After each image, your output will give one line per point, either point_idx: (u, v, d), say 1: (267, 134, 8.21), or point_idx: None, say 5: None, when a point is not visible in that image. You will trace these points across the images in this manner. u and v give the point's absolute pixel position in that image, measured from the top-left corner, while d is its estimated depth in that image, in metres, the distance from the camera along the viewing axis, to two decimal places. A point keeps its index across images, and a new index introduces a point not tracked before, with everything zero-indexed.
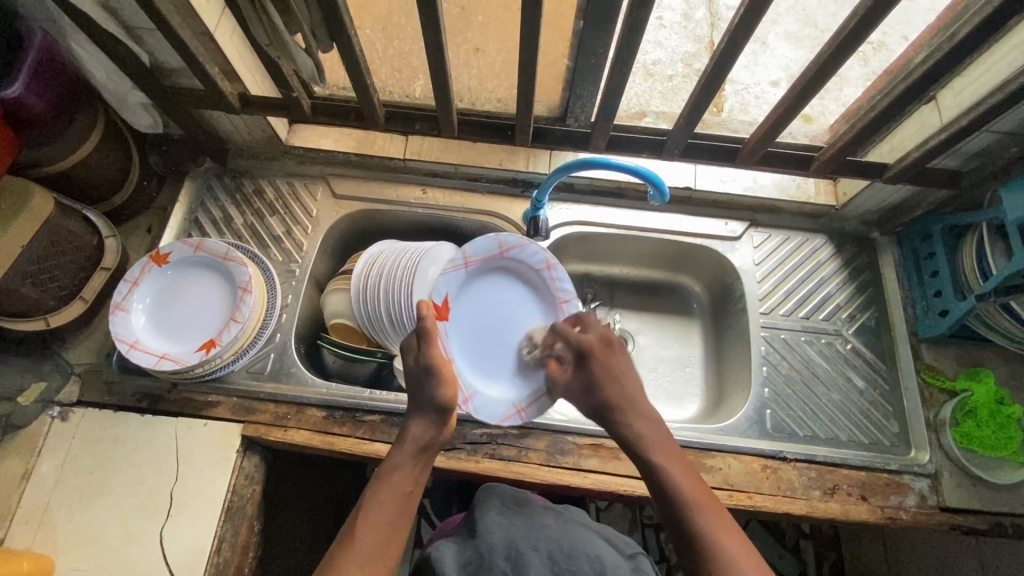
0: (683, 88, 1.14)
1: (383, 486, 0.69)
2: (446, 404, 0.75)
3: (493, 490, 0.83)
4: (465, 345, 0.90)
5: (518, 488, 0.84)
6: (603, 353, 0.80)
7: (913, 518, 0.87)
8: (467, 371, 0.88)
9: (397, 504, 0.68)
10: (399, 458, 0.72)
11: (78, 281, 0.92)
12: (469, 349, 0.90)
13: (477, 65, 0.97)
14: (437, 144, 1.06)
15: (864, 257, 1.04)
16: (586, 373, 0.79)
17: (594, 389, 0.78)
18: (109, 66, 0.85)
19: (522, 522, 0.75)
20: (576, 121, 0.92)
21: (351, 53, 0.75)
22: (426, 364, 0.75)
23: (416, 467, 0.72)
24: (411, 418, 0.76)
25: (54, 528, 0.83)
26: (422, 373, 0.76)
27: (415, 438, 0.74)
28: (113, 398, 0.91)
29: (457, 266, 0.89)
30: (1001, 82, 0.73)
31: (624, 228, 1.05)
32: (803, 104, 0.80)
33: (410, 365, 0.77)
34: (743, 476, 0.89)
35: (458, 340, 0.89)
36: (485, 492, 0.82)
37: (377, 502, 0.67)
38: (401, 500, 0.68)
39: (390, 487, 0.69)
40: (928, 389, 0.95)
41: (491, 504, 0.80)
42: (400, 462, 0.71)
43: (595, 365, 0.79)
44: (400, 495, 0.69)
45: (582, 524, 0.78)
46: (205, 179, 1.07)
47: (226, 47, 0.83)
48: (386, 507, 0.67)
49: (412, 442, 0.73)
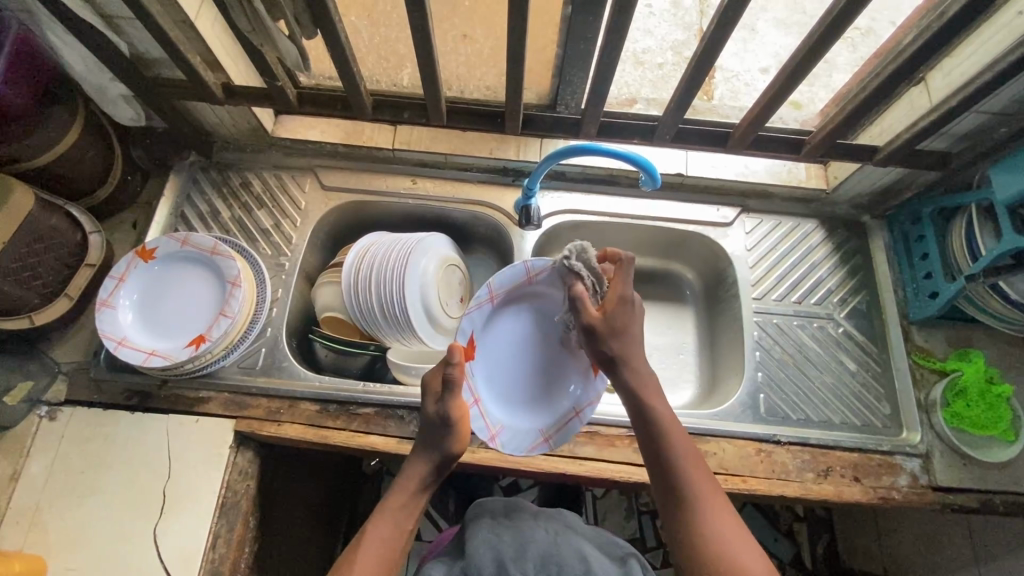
0: (673, 77, 1.14)
1: (383, 523, 0.70)
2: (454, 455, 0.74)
3: (482, 504, 0.85)
4: (489, 375, 0.86)
5: (507, 498, 0.87)
6: (638, 308, 0.75)
7: (906, 497, 0.88)
8: (492, 405, 0.85)
9: (394, 542, 0.69)
10: (400, 495, 0.72)
11: (62, 277, 0.90)
12: (491, 378, 0.86)
13: (466, 52, 0.96)
14: (425, 134, 1.04)
15: (855, 241, 1.05)
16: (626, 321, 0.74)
17: (622, 338, 0.73)
18: (88, 58, 0.83)
19: (510, 535, 0.79)
20: (567, 108, 0.91)
21: (336, 39, 0.74)
22: (444, 417, 0.72)
23: (416, 504, 0.72)
24: (416, 455, 0.75)
25: (44, 529, 0.82)
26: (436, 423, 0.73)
27: (416, 474, 0.73)
28: (102, 396, 0.90)
29: (483, 302, 0.84)
30: (990, 61, 0.73)
31: (614, 215, 1.04)
32: (793, 89, 0.80)
33: (429, 409, 0.73)
34: (738, 460, 0.89)
35: (482, 369, 0.85)
36: (475, 508, 0.85)
37: (375, 538, 0.69)
38: (398, 538, 0.70)
39: (388, 524, 0.70)
40: (919, 370, 0.96)
41: (483, 518, 0.83)
42: (400, 500, 0.71)
43: (625, 314, 0.74)
44: (397, 535, 0.70)
45: (571, 527, 0.81)
46: (191, 172, 1.05)
47: (208, 35, 0.81)
48: (382, 545, 0.68)
49: (412, 482, 0.73)
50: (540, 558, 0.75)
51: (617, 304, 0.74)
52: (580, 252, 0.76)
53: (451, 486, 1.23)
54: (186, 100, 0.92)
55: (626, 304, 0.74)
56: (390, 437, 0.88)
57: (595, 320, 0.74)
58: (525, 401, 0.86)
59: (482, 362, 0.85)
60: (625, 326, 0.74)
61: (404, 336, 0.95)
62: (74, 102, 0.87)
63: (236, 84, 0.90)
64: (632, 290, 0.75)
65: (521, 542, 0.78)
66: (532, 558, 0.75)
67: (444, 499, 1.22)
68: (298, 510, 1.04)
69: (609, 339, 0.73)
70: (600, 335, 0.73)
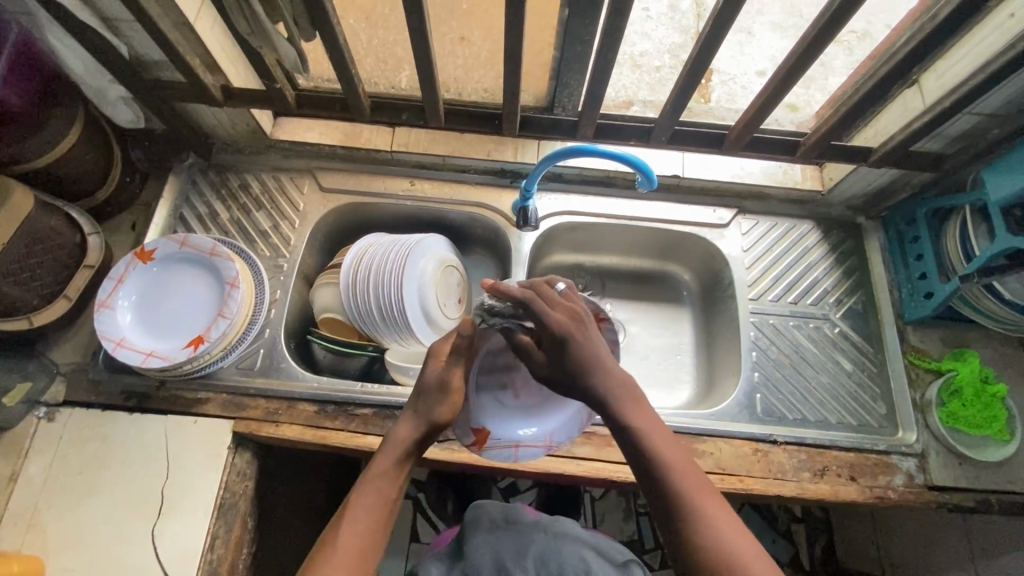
0: (670, 80, 1.14)
1: (364, 495, 0.63)
2: (443, 419, 0.68)
3: (481, 509, 0.85)
4: (499, 402, 0.75)
5: (505, 504, 0.86)
6: (578, 334, 0.63)
7: (902, 496, 0.88)
8: (532, 423, 0.76)
9: (378, 514, 0.62)
10: (383, 464, 0.65)
11: (61, 278, 0.90)
12: (504, 403, 0.75)
13: (464, 55, 0.97)
14: (424, 136, 1.05)
15: (851, 242, 1.05)
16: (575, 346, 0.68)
17: None
18: (88, 60, 0.85)
19: (509, 539, 0.79)
20: (564, 110, 0.93)
21: (335, 42, 0.74)
22: (444, 384, 0.68)
23: (402, 472, 0.65)
24: (400, 419, 0.69)
25: (43, 530, 0.82)
26: (434, 388, 0.68)
27: (399, 443, 0.66)
28: (100, 397, 0.90)
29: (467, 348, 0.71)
30: (982, 63, 0.73)
31: (611, 216, 1.05)
32: (788, 91, 0.81)
33: (427, 375, 0.69)
34: (735, 460, 0.89)
35: (488, 402, 0.74)
36: (474, 513, 0.85)
37: (358, 508, 0.62)
38: (381, 512, 0.62)
39: (372, 494, 0.63)
40: (914, 370, 0.96)
41: (481, 524, 0.82)
42: (382, 469, 0.65)
43: (567, 352, 0.62)
44: (380, 507, 0.62)
45: (570, 530, 0.81)
46: (190, 174, 1.05)
47: (207, 38, 0.81)
48: (366, 518, 0.61)
49: (395, 448, 0.66)
50: (539, 557, 0.76)
51: (551, 346, 0.63)
52: (489, 305, 0.68)
53: (449, 488, 1.23)
54: (185, 103, 0.93)
55: (563, 342, 0.62)
56: None
57: (542, 368, 0.65)
58: (551, 399, 0.77)
59: (483, 399, 0.74)
60: (579, 364, 0.62)
61: (402, 337, 0.95)
62: (74, 104, 0.88)
63: (234, 86, 0.90)
64: (554, 326, 0.63)
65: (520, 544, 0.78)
66: (532, 558, 0.76)
67: (442, 500, 1.22)
68: (296, 511, 1.04)
69: (567, 381, 0.63)
70: (555, 384, 0.65)
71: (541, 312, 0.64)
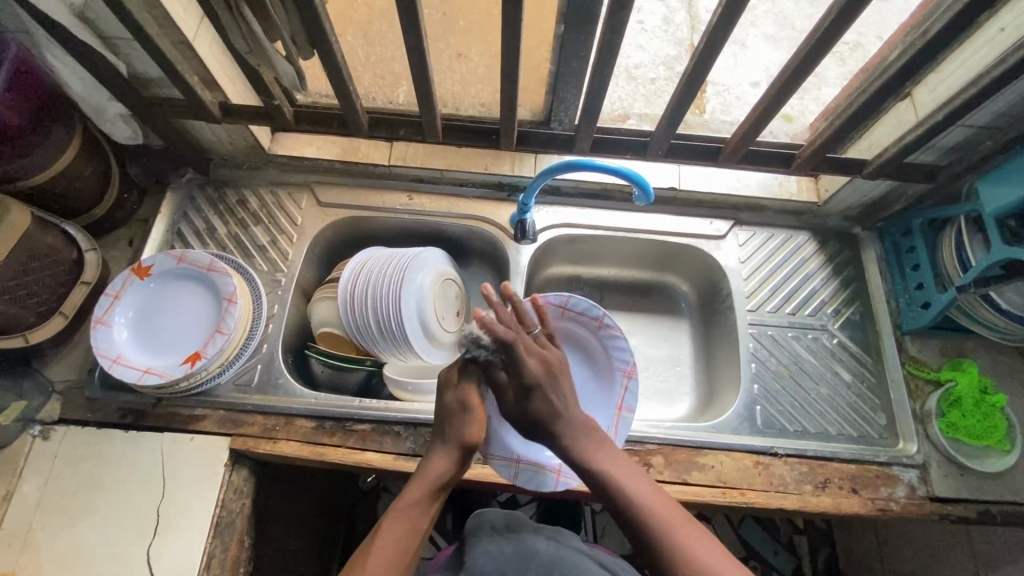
0: (665, 92, 1.15)
1: (398, 518, 0.67)
2: (472, 445, 0.72)
3: (483, 517, 0.85)
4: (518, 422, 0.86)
5: (507, 512, 0.86)
6: (548, 384, 0.70)
7: (904, 509, 0.88)
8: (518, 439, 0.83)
9: (408, 538, 0.66)
10: (415, 491, 0.69)
11: (57, 295, 0.90)
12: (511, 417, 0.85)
13: (460, 70, 0.98)
14: (421, 150, 1.06)
15: (847, 253, 1.06)
16: None
17: None
18: (86, 77, 0.84)
19: (511, 546, 0.79)
20: (561, 124, 0.93)
21: (332, 60, 0.75)
22: (465, 402, 0.73)
23: (432, 504, 0.69)
24: (433, 451, 0.73)
25: (36, 550, 0.81)
26: (458, 409, 0.73)
27: (433, 474, 0.70)
28: (97, 414, 0.89)
29: None
30: (973, 77, 0.74)
31: (610, 229, 1.05)
32: (783, 104, 0.81)
33: (446, 400, 0.74)
34: (735, 473, 0.89)
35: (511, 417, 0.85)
36: (475, 521, 0.84)
37: (390, 534, 0.66)
38: (414, 536, 0.67)
39: (404, 521, 0.67)
40: (913, 380, 0.96)
41: (482, 532, 0.82)
42: (416, 496, 0.69)
43: (532, 401, 0.69)
44: (412, 533, 0.67)
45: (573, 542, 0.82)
46: (187, 190, 1.05)
47: (206, 55, 0.82)
48: (397, 542, 0.65)
49: (430, 478, 0.70)
50: (542, 566, 0.75)
51: (520, 393, 0.70)
52: (525, 299, 0.82)
53: (449, 502, 1.22)
54: (183, 119, 0.93)
55: (532, 390, 0.69)
56: (386, 453, 0.88)
57: (513, 409, 0.71)
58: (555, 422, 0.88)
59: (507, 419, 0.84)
60: (541, 414, 0.69)
61: (400, 352, 0.95)
62: (72, 122, 0.88)
63: (233, 102, 0.91)
64: (529, 374, 0.69)
65: (523, 554, 0.77)
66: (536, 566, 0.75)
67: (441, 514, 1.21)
68: (294, 528, 1.03)
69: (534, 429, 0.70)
70: (528, 425, 0.70)
71: (515, 358, 0.69)
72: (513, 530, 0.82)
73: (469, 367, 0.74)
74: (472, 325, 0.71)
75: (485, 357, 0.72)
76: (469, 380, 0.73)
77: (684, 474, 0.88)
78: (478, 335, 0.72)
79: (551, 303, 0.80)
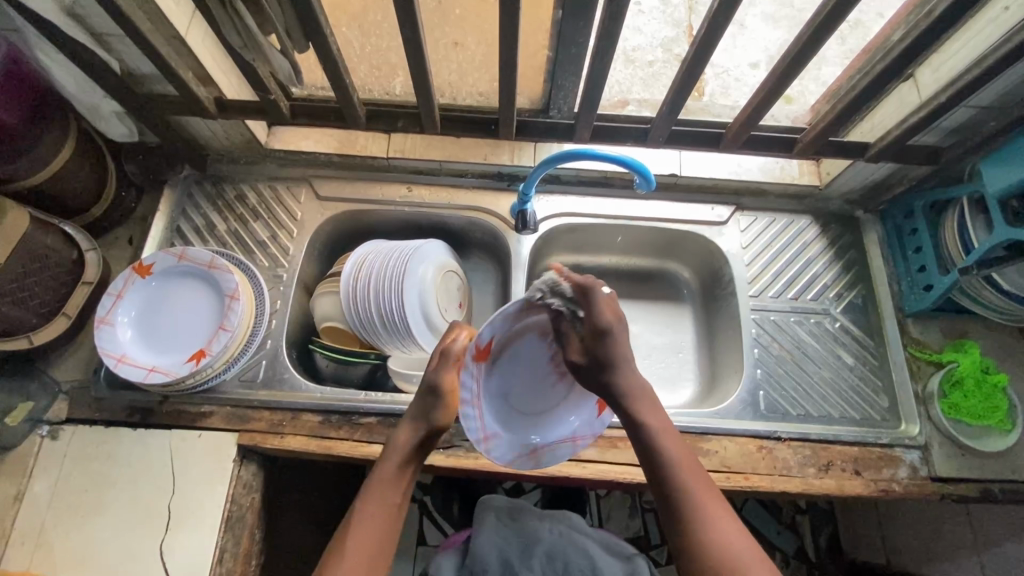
0: (664, 75, 1.14)
1: (373, 492, 0.68)
2: (439, 418, 0.74)
3: (487, 503, 0.85)
4: (521, 415, 0.81)
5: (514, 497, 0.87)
6: (618, 332, 0.70)
7: (906, 489, 0.89)
8: (525, 430, 0.81)
9: (384, 512, 0.67)
10: (389, 467, 0.71)
11: (60, 296, 0.90)
12: (515, 416, 0.81)
13: (458, 59, 0.96)
14: (420, 141, 1.05)
15: (849, 236, 1.06)
16: (605, 355, 0.70)
17: (604, 370, 0.70)
18: (79, 77, 0.83)
19: (517, 535, 0.81)
20: (559, 112, 0.92)
21: (327, 53, 0.74)
22: (436, 388, 0.75)
23: (404, 476, 0.71)
24: (400, 426, 0.75)
25: (50, 549, 0.82)
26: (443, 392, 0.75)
27: (401, 445, 0.73)
28: (104, 413, 0.90)
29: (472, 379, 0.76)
30: (977, 57, 0.73)
31: (612, 217, 1.05)
32: (785, 88, 0.80)
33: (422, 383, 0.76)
34: (740, 457, 0.90)
35: (516, 417, 0.81)
36: (481, 506, 0.85)
37: (365, 511, 0.67)
38: (391, 509, 0.68)
39: (378, 496, 0.68)
40: (915, 362, 0.97)
41: (489, 515, 0.83)
42: (387, 472, 0.70)
43: (605, 351, 0.70)
44: (386, 508, 0.67)
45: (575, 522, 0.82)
46: (185, 186, 1.05)
47: (199, 51, 0.81)
48: (375, 517, 0.66)
49: (398, 450, 0.72)
50: (546, 557, 0.79)
51: (591, 339, 0.70)
52: (552, 288, 0.72)
53: (455, 489, 1.24)
54: (179, 116, 0.92)
55: (604, 337, 0.69)
56: None
57: (578, 358, 0.72)
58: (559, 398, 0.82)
59: (508, 418, 0.80)
60: (608, 359, 0.70)
61: (404, 344, 0.95)
62: (65, 121, 0.87)
63: (228, 97, 0.90)
64: (603, 325, 0.69)
65: (528, 543, 0.80)
66: (539, 556, 0.79)
67: (448, 503, 1.23)
68: (304, 518, 1.04)
69: (594, 369, 0.71)
70: (588, 372, 0.72)
71: (595, 310, 0.70)
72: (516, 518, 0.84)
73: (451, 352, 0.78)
74: (548, 280, 0.73)
75: (565, 309, 0.73)
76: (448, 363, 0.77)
77: None
78: (564, 292, 0.72)
79: (584, 290, 0.71)
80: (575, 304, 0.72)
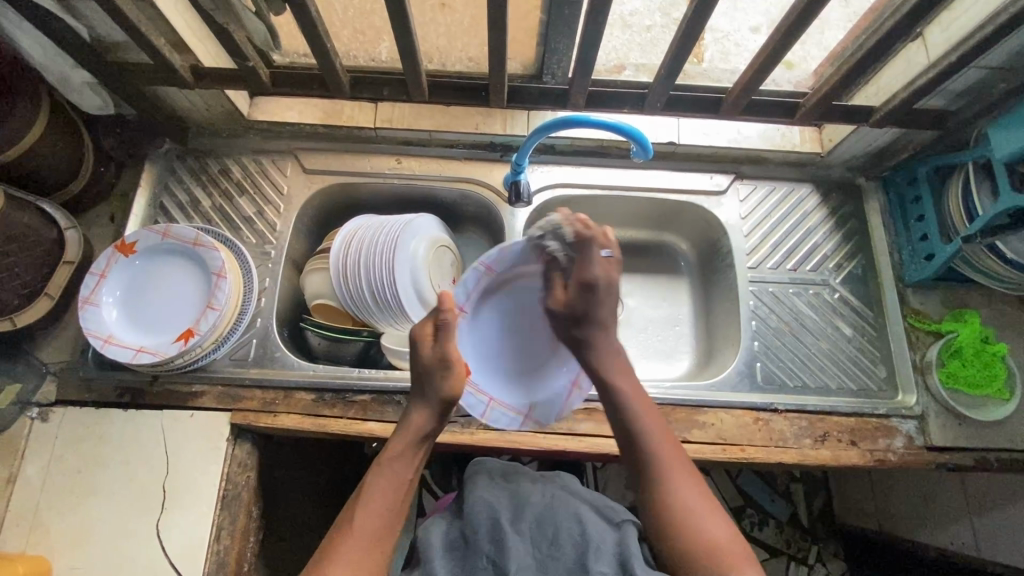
0: (662, 41, 1.07)
1: (382, 474, 0.68)
2: (451, 398, 0.72)
3: (481, 464, 0.83)
4: (515, 373, 0.85)
5: (506, 461, 0.85)
6: (605, 290, 0.75)
7: (901, 458, 0.89)
8: (519, 389, 0.85)
9: (394, 492, 0.68)
10: (399, 444, 0.71)
11: (41, 275, 0.87)
12: (507, 375, 0.85)
13: (445, 22, 0.90)
14: (409, 110, 1.00)
15: (851, 205, 1.03)
16: (586, 302, 0.75)
17: (580, 321, 0.76)
18: (46, 46, 0.80)
19: (505, 495, 0.76)
20: (553, 78, 0.88)
21: (306, 15, 0.70)
22: (444, 357, 0.71)
23: (415, 455, 0.71)
24: (414, 405, 0.73)
25: (46, 529, 0.82)
26: (436, 364, 0.71)
27: (414, 427, 0.72)
28: (93, 394, 0.88)
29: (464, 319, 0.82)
30: (989, 14, 0.70)
31: (608, 188, 1.02)
32: (786, 51, 0.77)
33: (421, 359, 0.72)
34: (735, 429, 0.89)
35: (506, 377, 0.85)
36: (474, 467, 0.84)
37: (376, 489, 0.68)
38: (401, 486, 0.69)
39: (388, 475, 0.69)
40: (915, 332, 0.96)
41: (479, 476, 0.81)
42: (397, 451, 0.70)
43: (586, 301, 0.75)
44: (399, 486, 0.68)
45: (568, 484, 0.80)
46: (167, 161, 1.01)
47: (170, 15, 0.77)
48: (383, 495, 0.67)
49: (412, 432, 0.71)
50: (536, 520, 0.72)
51: (578, 289, 0.75)
52: (556, 234, 0.77)
53: (453, 463, 1.25)
54: (156, 86, 0.88)
55: (590, 288, 0.74)
56: (388, 423, 0.88)
57: (559, 305, 0.78)
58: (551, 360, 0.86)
59: (500, 376, 0.85)
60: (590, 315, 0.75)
61: (397, 321, 0.93)
62: (37, 93, 0.83)
63: (205, 66, 0.85)
64: (590, 274, 0.74)
65: (517, 505, 0.75)
66: (528, 521, 0.72)
67: (446, 476, 1.24)
68: (302, 495, 1.05)
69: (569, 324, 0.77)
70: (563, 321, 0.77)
71: (590, 259, 0.75)
72: (510, 479, 0.80)
73: (448, 324, 0.72)
74: (553, 222, 0.76)
75: (562, 254, 0.78)
76: (448, 336, 0.71)
77: (684, 432, 0.88)
78: (565, 240, 0.77)
79: (583, 239, 0.75)
80: (575, 252, 0.77)
